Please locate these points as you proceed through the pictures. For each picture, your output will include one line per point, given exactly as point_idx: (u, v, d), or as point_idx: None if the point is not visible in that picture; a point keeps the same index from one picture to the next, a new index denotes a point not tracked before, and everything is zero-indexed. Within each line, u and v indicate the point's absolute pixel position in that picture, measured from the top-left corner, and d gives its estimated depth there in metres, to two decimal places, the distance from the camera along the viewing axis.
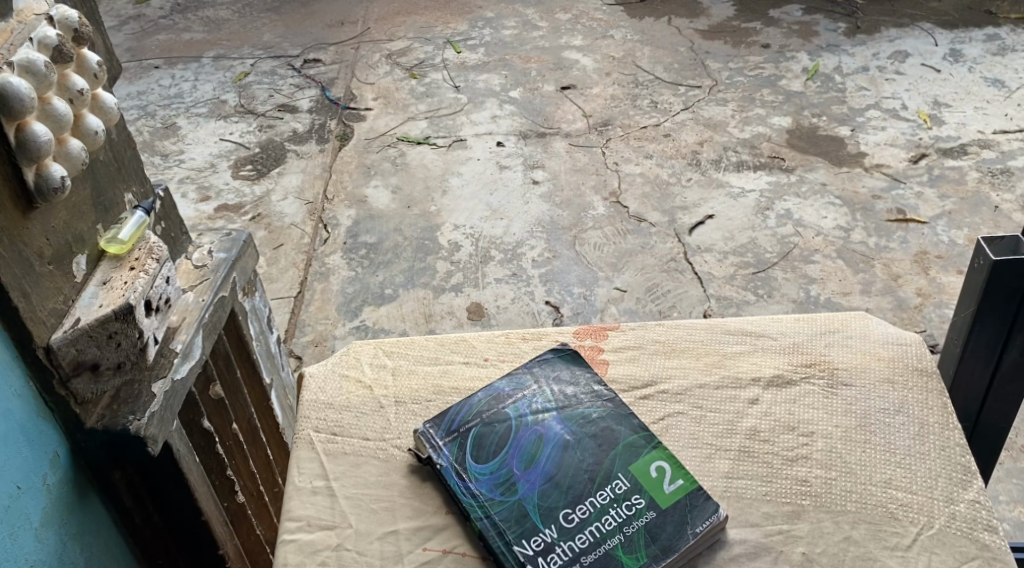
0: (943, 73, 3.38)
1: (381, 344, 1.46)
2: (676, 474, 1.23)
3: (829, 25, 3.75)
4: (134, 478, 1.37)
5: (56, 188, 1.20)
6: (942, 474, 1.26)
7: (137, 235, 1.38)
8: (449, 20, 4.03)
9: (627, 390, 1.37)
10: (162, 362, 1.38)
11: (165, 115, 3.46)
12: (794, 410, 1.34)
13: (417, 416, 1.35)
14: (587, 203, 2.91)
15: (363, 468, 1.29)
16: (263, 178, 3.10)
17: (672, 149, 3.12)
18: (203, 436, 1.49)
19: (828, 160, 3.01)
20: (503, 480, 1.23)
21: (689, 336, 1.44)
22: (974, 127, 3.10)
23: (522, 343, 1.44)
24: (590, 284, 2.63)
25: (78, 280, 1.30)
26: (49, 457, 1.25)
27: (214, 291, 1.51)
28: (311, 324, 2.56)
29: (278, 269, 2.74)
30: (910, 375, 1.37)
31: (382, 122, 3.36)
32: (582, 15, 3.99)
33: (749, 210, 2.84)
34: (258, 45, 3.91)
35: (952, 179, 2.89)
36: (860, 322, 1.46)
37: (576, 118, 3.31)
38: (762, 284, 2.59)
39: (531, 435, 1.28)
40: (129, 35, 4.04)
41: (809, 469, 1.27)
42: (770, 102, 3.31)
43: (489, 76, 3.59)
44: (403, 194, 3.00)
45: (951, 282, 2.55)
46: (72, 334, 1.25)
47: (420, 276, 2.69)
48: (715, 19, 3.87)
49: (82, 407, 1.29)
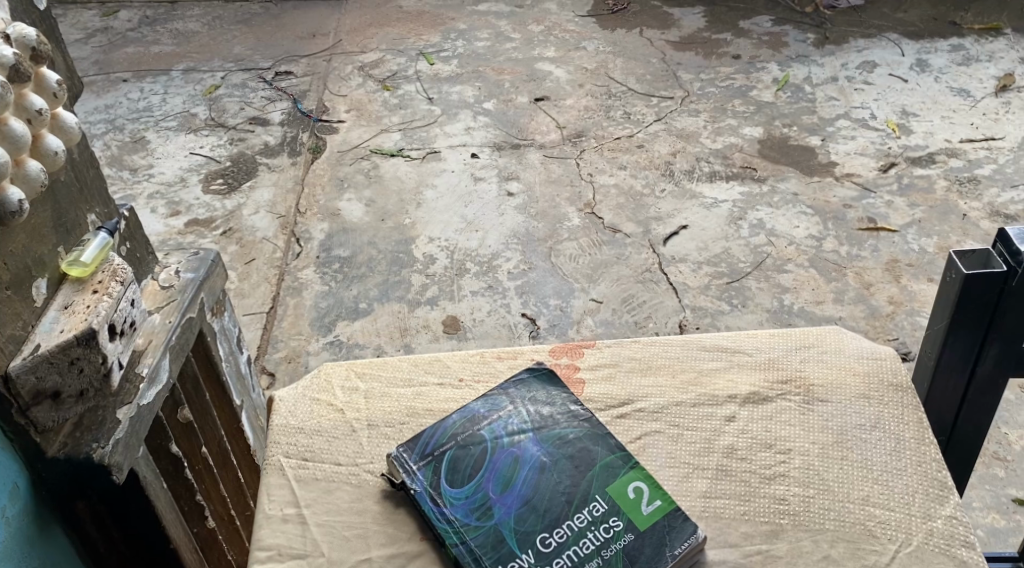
0: (911, 84, 3.40)
1: (352, 365, 1.44)
2: (654, 495, 1.22)
3: (798, 36, 3.77)
4: (98, 507, 1.34)
5: (15, 212, 1.18)
6: (920, 490, 1.25)
7: (101, 257, 1.35)
8: (422, 32, 4.01)
9: (603, 410, 1.35)
10: (128, 388, 1.35)
11: (134, 129, 3.42)
12: (771, 427, 1.32)
13: (390, 439, 1.33)
14: (562, 214, 2.90)
15: (334, 494, 1.27)
16: (234, 192, 3.06)
17: (646, 160, 3.12)
18: (171, 461, 1.46)
19: (799, 170, 3.02)
20: (479, 504, 1.21)
21: (664, 353, 1.43)
22: (942, 136, 3.12)
23: (496, 362, 1.42)
24: (565, 296, 2.61)
25: (39, 304, 1.27)
26: (8, 489, 1.22)
27: (181, 313, 1.48)
28: (284, 340, 2.53)
29: (250, 284, 2.70)
30: (885, 391, 1.36)
31: (355, 134, 3.33)
32: (555, 27, 3.98)
33: (722, 220, 2.84)
34: (228, 58, 3.87)
35: (921, 188, 2.90)
36: (834, 336, 1.44)
37: (550, 129, 3.30)
38: (736, 294, 2.58)
39: (507, 457, 1.26)
40: (96, 48, 3.99)
41: (787, 487, 1.26)
42: (741, 112, 3.32)
43: (462, 88, 3.57)
44: (377, 207, 2.97)
45: (923, 290, 2.56)
46: (31, 361, 1.21)
47: (395, 289, 2.66)
48: (686, 30, 3.88)
49: (44, 436, 1.25)
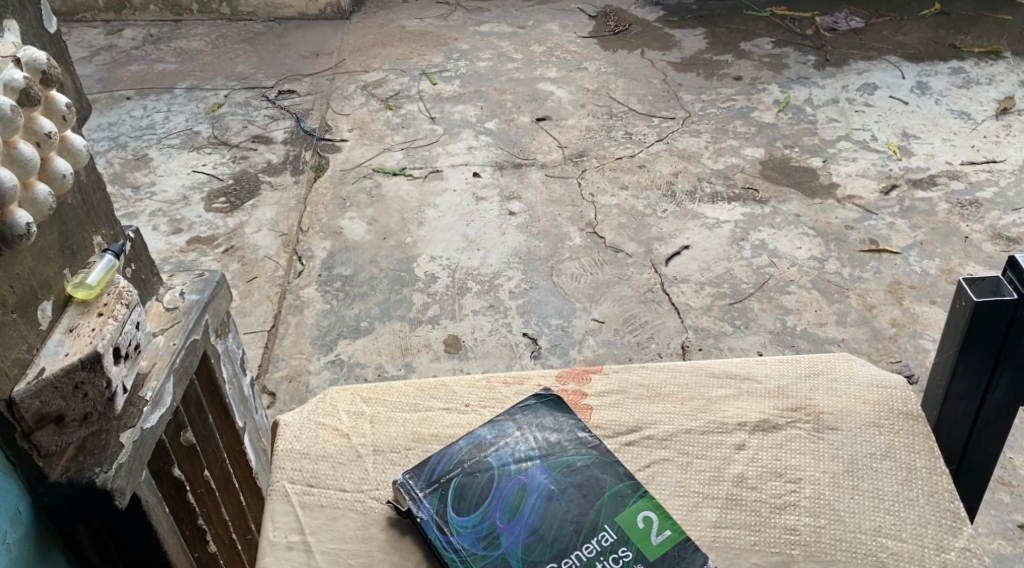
0: (911, 106, 3.40)
1: (357, 389, 1.42)
2: (663, 525, 1.20)
3: (799, 57, 3.78)
4: (99, 532, 1.32)
5: (22, 235, 1.17)
6: (932, 521, 1.24)
7: (107, 279, 1.33)
8: (424, 52, 4.02)
9: (612, 437, 1.33)
10: (130, 411, 1.34)
11: (137, 146, 3.41)
12: (781, 456, 1.31)
13: (395, 465, 1.31)
14: (564, 234, 2.89)
15: (340, 522, 1.25)
16: (236, 210, 3.05)
17: (647, 180, 3.11)
18: (173, 485, 1.44)
19: (801, 191, 3.01)
20: (486, 533, 1.20)
21: (674, 379, 1.41)
22: (943, 158, 3.11)
23: (503, 388, 1.41)
24: (567, 316, 2.60)
25: (44, 327, 1.26)
26: (10, 514, 1.20)
27: (185, 335, 1.47)
28: (284, 359, 2.51)
29: (251, 302, 2.69)
30: (896, 420, 1.35)
31: (358, 153, 3.32)
32: (556, 47, 3.99)
33: (723, 240, 2.83)
34: (231, 76, 3.87)
35: (923, 210, 2.90)
36: (844, 363, 1.43)
37: (552, 149, 3.30)
38: (739, 314, 2.57)
39: (514, 485, 1.25)
40: (99, 66, 3.99)
41: (798, 517, 1.25)
42: (743, 133, 3.32)
43: (465, 108, 3.57)
44: (379, 226, 2.96)
45: (926, 312, 2.55)
46: (36, 385, 1.20)
47: (396, 308, 2.65)
48: (687, 51, 3.89)
49: (46, 460, 1.24)
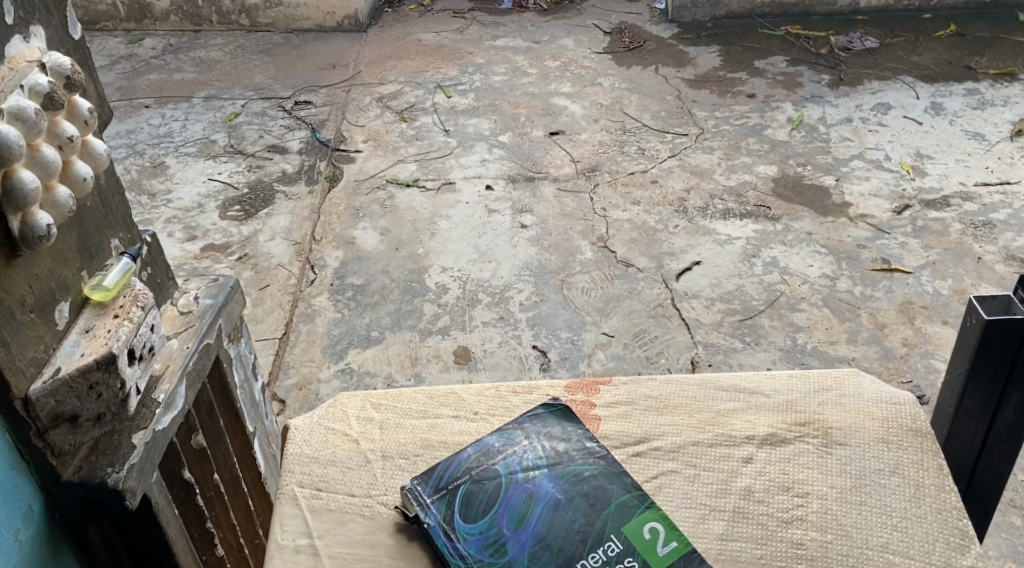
0: (925, 126, 3.40)
1: (368, 396, 1.43)
2: (670, 536, 1.21)
3: (813, 76, 3.78)
4: (110, 534, 1.34)
5: (43, 236, 1.19)
6: (939, 539, 1.24)
7: (123, 281, 1.36)
8: (440, 65, 4.04)
9: (619, 447, 1.34)
10: (144, 413, 1.35)
11: (155, 154, 3.44)
12: (789, 470, 1.32)
13: (404, 471, 1.32)
14: (575, 248, 2.90)
15: (347, 526, 1.26)
16: (251, 219, 3.08)
17: (660, 196, 3.12)
18: (184, 487, 1.45)
19: (813, 210, 3.01)
20: (492, 541, 1.21)
21: (683, 392, 1.42)
22: (957, 179, 3.12)
23: (512, 397, 1.42)
24: (577, 329, 2.61)
25: (60, 328, 1.28)
26: (22, 512, 1.23)
27: (199, 339, 1.49)
28: (295, 367, 2.52)
29: (263, 309, 2.70)
30: (904, 436, 1.35)
31: (372, 164, 3.35)
32: (571, 62, 4.01)
33: (735, 257, 2.83)
34: (248, 87, 3.90)
35: (936, 230, 2.89)
36: (853, 379, 1.44)
37: (565, 163, 3.31)
38: (749, 331, 2.58)
39: (521, 494, 1.25)
40: (119, 75, 4.03)
41: (805, 532, 1.25)
42: (756, 150, 3.33)
43: (479, 121, 3.60)
44: (392, 236, 2.98)
45: (937, 332, 2.54)
46: (51, 385, 1.23)
47: (407, 318, 2.66)
48: (701, 68, 3.91)
49: (60, 459, 1.26)
